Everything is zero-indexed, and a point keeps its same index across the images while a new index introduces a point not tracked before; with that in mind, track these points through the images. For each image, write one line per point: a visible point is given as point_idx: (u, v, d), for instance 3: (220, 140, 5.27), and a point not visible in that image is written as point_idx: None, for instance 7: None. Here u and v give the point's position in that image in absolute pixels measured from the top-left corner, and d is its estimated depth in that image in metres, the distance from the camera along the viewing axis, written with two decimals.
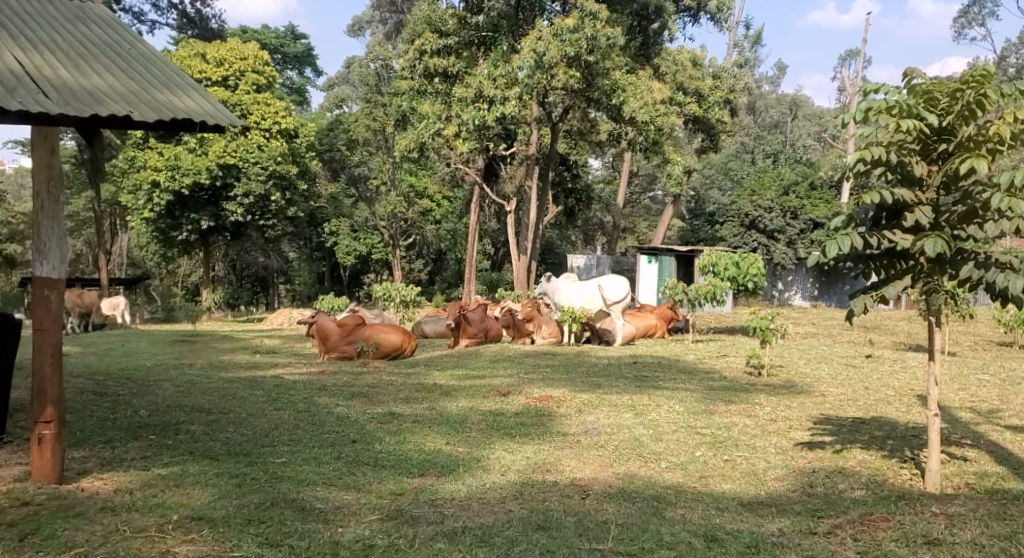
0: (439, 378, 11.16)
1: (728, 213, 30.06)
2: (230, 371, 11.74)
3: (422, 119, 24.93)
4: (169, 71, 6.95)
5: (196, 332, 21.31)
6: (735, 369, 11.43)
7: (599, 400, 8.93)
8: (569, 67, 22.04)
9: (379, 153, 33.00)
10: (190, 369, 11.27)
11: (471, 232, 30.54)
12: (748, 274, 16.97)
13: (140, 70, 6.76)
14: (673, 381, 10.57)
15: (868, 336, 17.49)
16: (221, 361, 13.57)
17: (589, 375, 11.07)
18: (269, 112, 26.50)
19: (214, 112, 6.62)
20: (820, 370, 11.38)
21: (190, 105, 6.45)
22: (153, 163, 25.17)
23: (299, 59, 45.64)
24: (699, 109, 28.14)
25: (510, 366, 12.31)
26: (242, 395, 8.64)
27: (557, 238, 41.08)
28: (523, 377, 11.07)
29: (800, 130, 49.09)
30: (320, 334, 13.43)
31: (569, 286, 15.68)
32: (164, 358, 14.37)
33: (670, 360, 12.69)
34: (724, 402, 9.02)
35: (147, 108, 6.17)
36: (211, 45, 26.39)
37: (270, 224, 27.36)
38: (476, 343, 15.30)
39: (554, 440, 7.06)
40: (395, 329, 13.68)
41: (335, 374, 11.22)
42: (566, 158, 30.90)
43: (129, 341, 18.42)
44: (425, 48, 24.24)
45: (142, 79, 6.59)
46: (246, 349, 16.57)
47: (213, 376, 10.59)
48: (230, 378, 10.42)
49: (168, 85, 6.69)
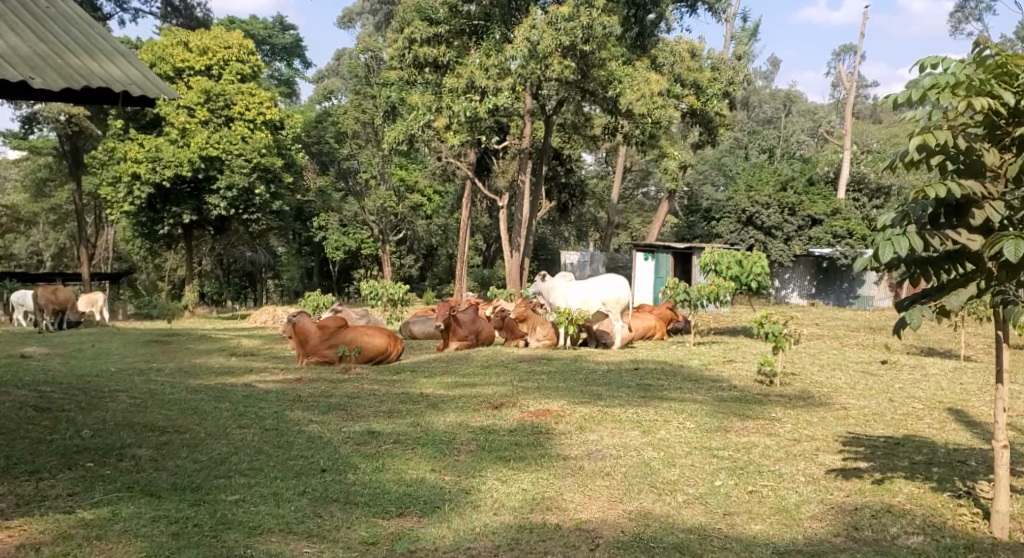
0: (427, 388, 10.31)
1: (725, 209, 29.27)
2: (201, 378, 10.87)
3: (411, 110, 24.04)
4: (95, 36, 6.77)
5: (173, 331, 20.39)
6: (745, 377, 10.61)
7: (601, 415, 8.09)
8: (564, 57, 21.19)
9: (368, 146, 32.15)
10: (155, 377, 10.40)
11: (463, 227, 29.65)
12: (752, 272, 16.11)
13: (60, 34, 6.58)
14: (680, 390, 9.74)
15: (875, 338, 16.73)
16: (194, 366, 12.67)
17: (589, 383, 10.24)
18: (255, 102, 25.47)
19: (140, 79, 6.45)
20: (835, 378, 10.56)
21: (111, 71, 6.29)
22: (133, 155, 24.28)
23: (288, 51, 44.70)
24: (697, 101, 27.35)
25: (503, 373, 11.44)
26: (207, 409, 7.76)
27: (549, 234, 40.23)
28: (518, 385, 10.25)
29: (795, 125, 48.37)
30: (299, 338, 12.55)
31: (564, 287, 14.96)
32: (135, 361, 13.48)
33: (675, 365, 11.87)
34: (739, 417, 8.20)
35: (60, 72, 5.98)
36: (195, 34, 25.50)
37: (255, 218, 26.41)
38: (467, 346, 14.46)
39: (552, 466, 6.21)
40: (378, 332, 12.83)
41: (315, 382, 10.36)
42: (559, 152, 30.07)
43: (101, 341, 17.49)
44: (414, 37, 23.42)
45: (60, 43, 6.40)
46: (225, 351, 15.69)
47: (180, 384, 9.72)
48: (199, 386, 9.54)
49: (89, 50, 6.51)
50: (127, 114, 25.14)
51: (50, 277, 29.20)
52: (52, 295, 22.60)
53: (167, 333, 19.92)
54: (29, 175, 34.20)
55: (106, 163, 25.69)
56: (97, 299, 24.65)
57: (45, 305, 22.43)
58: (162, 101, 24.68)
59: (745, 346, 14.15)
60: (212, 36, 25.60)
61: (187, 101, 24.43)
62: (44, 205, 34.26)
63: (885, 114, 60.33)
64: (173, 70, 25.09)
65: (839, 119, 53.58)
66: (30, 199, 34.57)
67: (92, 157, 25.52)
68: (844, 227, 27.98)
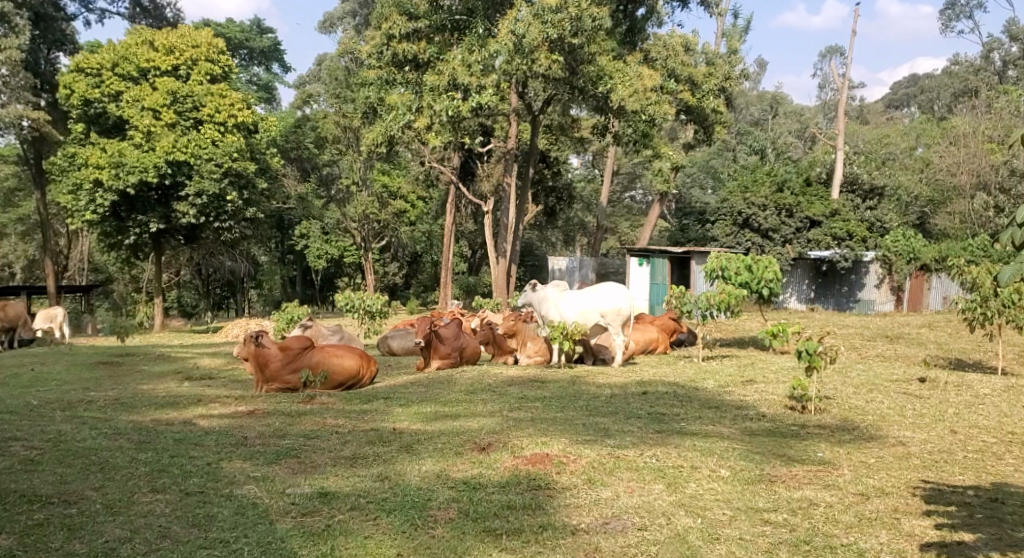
0: (401, 423, 8.72)
1: (718, 212, 28.04)
2: (138, 414, 9.24)
3: (389, 109, 22.44)
4: None
5: (129, 349, 18.79)
6: (773, 402, 9.08)
7: (615, 461, 6.58)
8: (552, 51, 19.71)
9: (348, 151, 30.59)
10: (84, 417, 8.79)
11: (447, 233, 28.27)
12: (762, 278, 14.59)
13: None
14: (702, 423, 8.24)
15: (897, 349, 15.22)
16: (136, 396, 11.03)
17: (591, 414, 8.73)
18: (225, 104, 23.86)
19: None
20: (875, 401, 8.99)
21: None
22: (95, 160, 22.55)
23: (266, 55, 43.09)
24: (692, 98, 25.90)
25: (491, 401, 9.85)
26: (121, 464, 6.25)
27: (536, 240, 38.70)
28: (510, 419, 8.70)
29: (783, 126, 47.01)
30: (258, 362, 11.00)
31: (557, 296, 13.43)
32: (74, 391, 11.82)
33: (688, 387, 10.33)
34: (784, 461, 6.65)
35: None
36: (161, 33, 23.89)
37: (227, 226, 24.59)
38: (450, 364, 12.92)
39: (558, 550, 4.86)
40: (349, 352, 11.34)
41: (272, 418, 8.80)
42: (547, 154, 28.65)
43: (49, 365, 15.78)
44: (393, 33, 22.02)
45: None
46: (181, 374, 14.06)
47: (109, 426, 8.14)
48: (129, 429, 7.97)
49: None
50: (88, 117, 23.42)
51: (15, 290, 27.50)
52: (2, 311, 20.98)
53: (123, 351, 18.37)
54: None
55: (66, 169, 23.56)
56: (56, 314, 23.13)
57: None
58: (125, 103, 23.08)
59: (761, 362, 12.64)
60: (179, 35, 24.07)
61: (151, 102, 22.91)
62: (11, 217, 32.56)
63: (874, 115, 59.01)
64: (137, 71, 23.39)
65: (827, 121, 52.34)
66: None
67: (52, 162, 23.48)
68: (843, 229, 26.46)
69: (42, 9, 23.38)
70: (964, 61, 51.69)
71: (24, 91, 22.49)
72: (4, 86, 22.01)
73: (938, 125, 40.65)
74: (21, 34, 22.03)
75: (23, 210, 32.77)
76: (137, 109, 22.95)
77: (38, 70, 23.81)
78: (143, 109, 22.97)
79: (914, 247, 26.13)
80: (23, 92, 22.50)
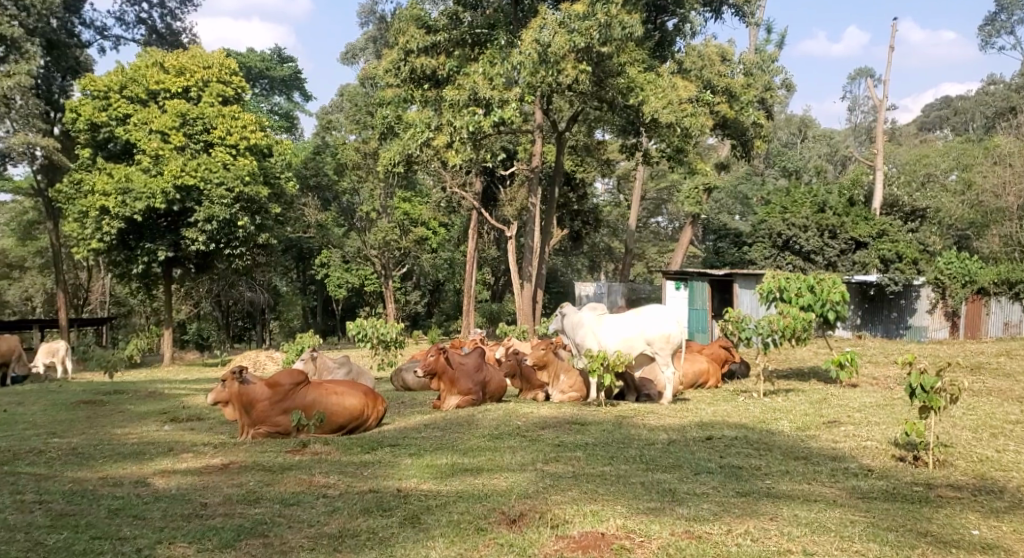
0: (409, 480, 6.94)
1: (756, 234, 26.30)
2: (96, 472, 7.51)
3: (407, 127, 20.83)
4: None
5: (120, 388, 17.13)
6: (876, 452, 7.11)
7: (695, 545, 4.96)
8: (579, 61, 18.09)
9: (368, 178, 28.88)
10: (27, 480, 7.06)
11: (468, 261, 26.29)
12: (827, 300, 12.54)
13: None
14: (795, 482, 6.38)
15: (981, 381, 13.20)
16: (106, 447, 9.26)
17: (647, 469, 6.91)
18: (237, 127, 22.29)
19: None
20: (1009, 451, 7.05)
21: None
22: (101, 187, 20.96)
23: (287, 83, 41.64)
24: (731, 111, 23.58)
25: (522, 449, 8.04)
26: None
27: (561, 267, 36.92)
28: (548, 476, 6.86)
29: (815, 148, 45.10)
30: (243, 402, 9.33)
31: (594, 322, 11.61)
32: (42, 440, 10.13)
33: (758, 431, 8.44)
34: (925, 549, 4.88)
35: None
36: (171, 53, 22.34)
37: (238, 254, 22.64)
38: (471, 402, 11.12)
39: None
40: (351, 390, 9.59)
41: (249, 475, 7.08)
42: (572, 176, 26.95)
43: (27, 407, 14.10)
44: (410, 47, 20.12)
45: None
46: (167, 417, 12.34)
47: (51, 492, 6.40)
48: (73, 495, 6.26)
49: None
50: (95, 142, 21.83)
51: (26, 324, 25.88)
52: None
53: (115, 390, 16.73)
54: (16, 219, 31.47)
55: (73, 196, 21.78)
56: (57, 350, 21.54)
57: None
58: (132, 126, 21.54)
59: (836, 399, 10.77)
60: (190, 55, 22.45)
61: (159, 124, 21.34)
62: (29, 250, 31.35)
63: (906, 137, 56.90)
64: (146, 93, 21.85)
65: (860, 144, 50.41)
66: (14, 243, 31.74)
67: (56, 189, 21.68)
68: (892, 250, 24.06)
69: (55, 36, 21.56)
70: (1004, 81, 49.57)
71: (35, 118, 20.94)
72: (13, 112, 20.50)
73: (980, 144, 38.59)
74: (33, 60, 20.51)
75: (38, 242, 31.44)
76: (145, 132, 21.43)
77: (51, 98, 22.01)
78: (151, 132, 21.42)
79: (969, 269, 24.14)
80: (35, 119, 20.96)
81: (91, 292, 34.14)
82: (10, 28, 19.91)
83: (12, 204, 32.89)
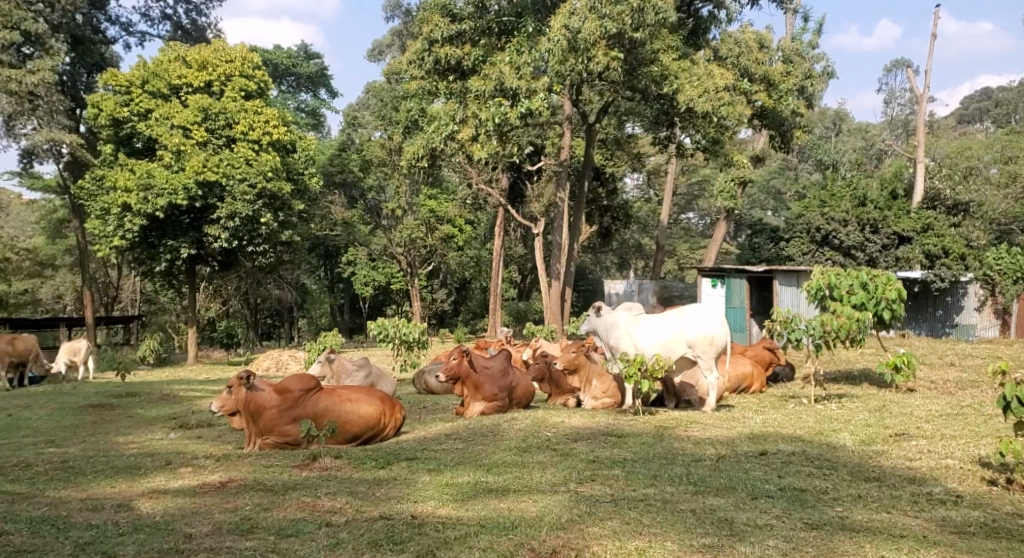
0: (426, 504, 6.12)
1: (793, 228, 25.18)
2: (86, 493, 6.75)
3: (431, 121, 20.00)
4: None
5: (137, 390, 16.48)
6: (962, 473, 6.23)
7: None
8: (610, 48, 17.11)
9: (394, 175, 28.04)
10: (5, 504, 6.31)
11: (495, 258, 25.44)
12: (882, 298, 11.69)
13: None
14: (871, 509, 5.51)
15: None
16: (108, 461, 8.45)
17: (698, 493, 6.07)
18: (259, 121, 21.42)
19: None
20: None
21: None
22: (122, 183, 20.21)
23: (313, 80, 40.89)
24: (769, 100, 22.49)
25: (552, 466, 7.18)
26: None
27: (589, 263, 36.00)
28: (584, 500, 6.03)
29: (852, 139, 43.68)
30: (250, 410, 8.56)
31: (630, 323, 10.74)
32: (42, 450, 9.39)
33: (819, 446, 7.51)
34: None
35: None
36: (194, 47, 21.53)
37: (261, 251, 21.91)
38: (496, 409, 10.30)
39: None
40: (367, 397, 8.79)
41: (247, 498, 6.28)
42: (602, 170, 26.02)
43: (35, 412, 13.45)
44: (434, 36, 19.28)
45: None
46: (177, 423, 11.59)
47: (22, 523, 5.65)
48: (44, 528, 5.51)
49: None
50: (118, 138, 21.10)
51: (53, 322, 25.34)
52: (11, 344, 18.66)
53: (131, 392, 16.08)
54: (46, 217, 31.29)
55: (95, 193, 21.34)
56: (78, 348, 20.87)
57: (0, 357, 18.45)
58: (153, 121, 20.73)
59: (896, 406, 9.82)
60: (212, 48, 21.63)
61: (180, 119, 20.55)
62: (61, 248, 31.02)
63: (946, 128, 55.16)
64: (168, 88, 21.03)
65: (898, 137, 48.92)
66: (45, 241, 31.46)
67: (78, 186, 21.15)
68: (938, 245, 22.89)
69: (81, 33, 20.97)
70: None
71: (59, 113, 19.88)
72: (33, 111, 19.40)
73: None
74: (57, 56, 19.69)
75: (67, 241, 31.02)
76: (167, 128, 20.62)
77: (75, 95, 21.54)
78: (172, 127, 20.62)
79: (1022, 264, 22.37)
80: (59, 115, 19.91)
81: (122, 290, 33.79)
82: (33, 23, 19.15)
83: (43, 202, 32.60)
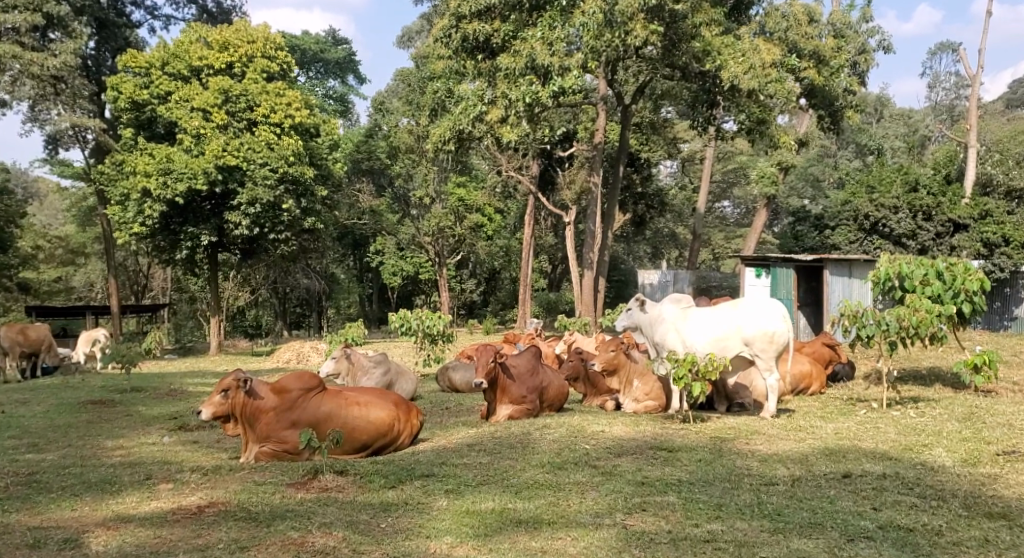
0: (442, 543, 4.99)
1: (839, 216, 23.58)
2: (46, 521, 5.66)
3: (458, 101, 18.80)
4: None
5: (147, 384, 15.50)
6: None
7: None
8: (649, 21, 15.80)
9: (421, 162, 26.86)
10: None
11: (526, 248, 24.22)
12: (962, 290, 10.32)
13: None
14: None
15: None
16: (91, 474, 7.34)
17: (781, 533, 4.91)
18: (283, 104, 20.22)
19: None
20: None
21: None
22: (142, 167, 19.18)
23: (342, 66, 39.73)
24: (820, 78, 21.02)
25: (597, 492, 5.98)
26: None
27: (622, 254, 34.63)
28: (636, 541, 4.89)
29: (897, 124, 41.85)
30: (245, 414, 7.47)
31: (677, 318, 9.53)
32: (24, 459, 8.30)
33: (912, 471, 6.24)
34: None
35: None
36: (215, 27, 20.39)
37: (283, 238, 20.77)
38: (526, 413, 9.14)
39: None
40: (378, 401, 7.64)
41: (225, 533, 5.16)
42: (637, 155, 24.66)
43: (35, 411, 12.44)
44: (462, 11, 17.91)
45: None
46: (178, 426, 10.51)
47: None
48: None
49: None
50: (138, 121, 20.07)
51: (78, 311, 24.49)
52: (22, 334, 17.57)
53: (140, 387, 15.08)
54: (76, 205, 30.12)
55: (115, 178, 20.40)
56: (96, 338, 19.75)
57: (11, 348, 17.36)
58: (173, 103, 19.63)
59: (986, 415, 8.50)
60: (234, 29, 20.45)
61: (200, 101, 19.41)
62: (87, 237, 30.21)
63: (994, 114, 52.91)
64: (188, 70, 19.92)
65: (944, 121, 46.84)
66: (74, 229, 30.67)
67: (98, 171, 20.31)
68: (997, 233, 21.33)
69: (104, 15, 19.93)
70: None
71: (82, 97, 18.94)
72: (59, 94, 18.53)
73: None
74: (80, 40, 18.40)
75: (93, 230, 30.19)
76: (186, 110, 19.50)
77: (99, 79, 20.60)
78: (191, 109, 19.48)
79: None
80: (83, 101, 19.00)
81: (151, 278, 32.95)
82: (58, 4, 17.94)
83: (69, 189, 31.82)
